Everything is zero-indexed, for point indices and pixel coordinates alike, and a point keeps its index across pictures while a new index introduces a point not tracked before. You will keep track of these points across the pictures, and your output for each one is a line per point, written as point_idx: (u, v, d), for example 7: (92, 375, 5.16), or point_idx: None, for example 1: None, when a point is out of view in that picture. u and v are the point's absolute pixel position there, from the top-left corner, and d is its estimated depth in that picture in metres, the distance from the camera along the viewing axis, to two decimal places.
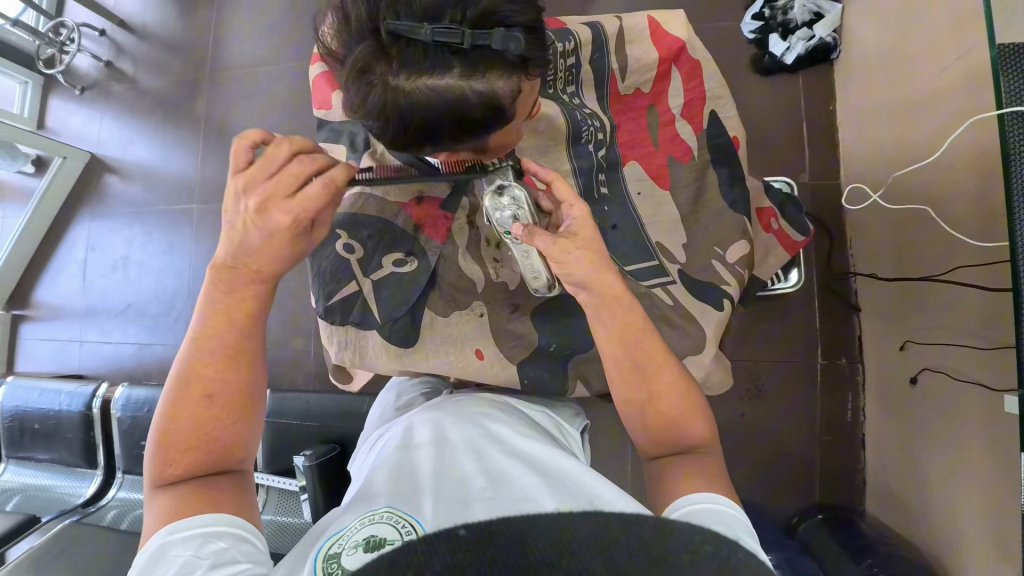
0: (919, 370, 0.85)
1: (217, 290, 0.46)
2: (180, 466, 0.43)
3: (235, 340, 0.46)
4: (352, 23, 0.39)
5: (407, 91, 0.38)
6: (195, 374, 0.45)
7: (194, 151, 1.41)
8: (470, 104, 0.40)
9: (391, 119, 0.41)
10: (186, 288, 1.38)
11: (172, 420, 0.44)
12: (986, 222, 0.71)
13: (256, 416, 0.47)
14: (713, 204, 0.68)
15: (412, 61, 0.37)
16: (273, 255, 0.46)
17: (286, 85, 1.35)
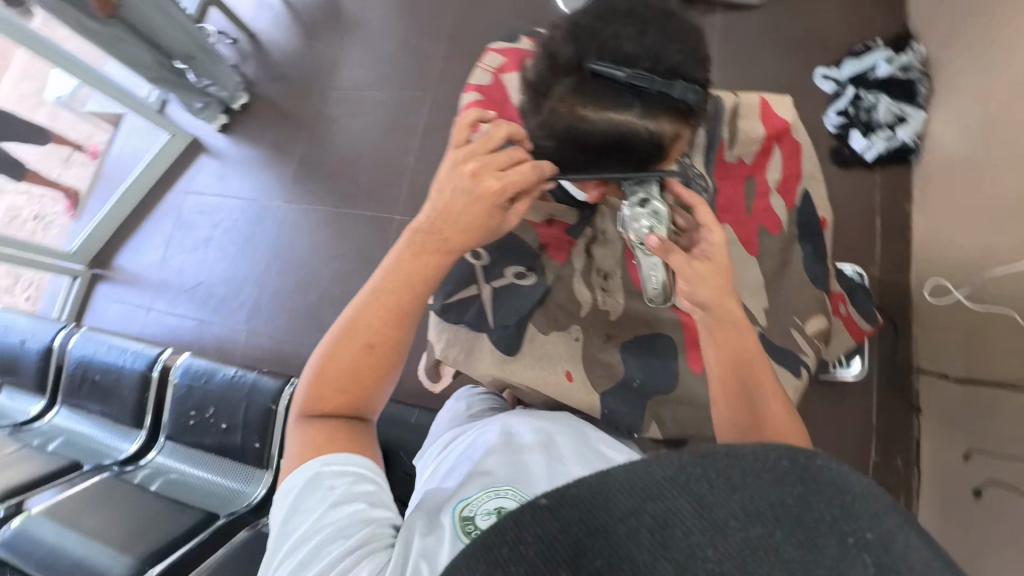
0: (984, 483, 0.83)
1: (406, 255, 0.48)
2: (329, 404, 0.46)
3: (399, 299, 0.47)
4: (553, 63, 0.45)
5: (589, 120, 0.44)
6: (363, 330, 0.46)
7: (290, 156, 1.53)
8: (637, 140, 0.45)
9: (564, 143, 0.46)
10: (255, 276, 1.46)
11: (329, 360, 0.46)
12: None
13: (393, 372, 0.47)
14: (797, 277, 0.71)
15: (603, 99, 0.43)
16: (465, 223, 0.46)
17: (387, 109, 1.47)
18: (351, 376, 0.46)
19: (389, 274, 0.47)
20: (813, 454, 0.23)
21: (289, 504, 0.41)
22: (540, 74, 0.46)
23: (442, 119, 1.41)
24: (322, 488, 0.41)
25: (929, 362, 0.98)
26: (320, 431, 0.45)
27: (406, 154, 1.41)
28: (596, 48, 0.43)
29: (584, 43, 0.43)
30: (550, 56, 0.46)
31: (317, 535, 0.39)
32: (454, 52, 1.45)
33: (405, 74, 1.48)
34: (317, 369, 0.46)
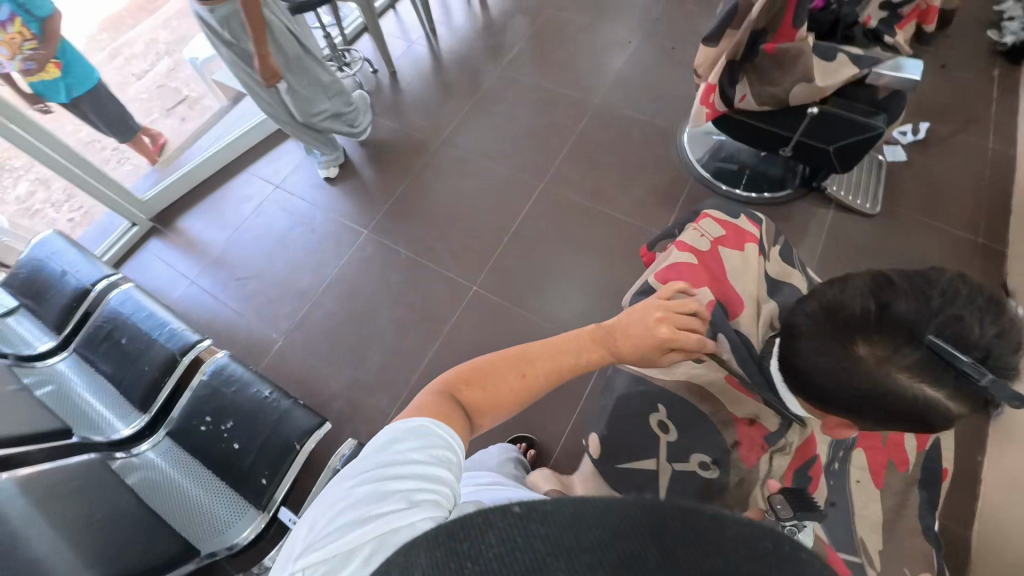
0: None
1: (579, 343, 0.53)
2: (470, 394, 0.49)
3: (559, 366, 0.52)
4: (882, 308, 0.42)
5: (903, 386, 0.42)
6: (529, 359, 0.52)
7: (388, 191, 1.55)
8: (935, 418, 0.43)
9: (853, 393, 0.44)
10: (311, 291, 1.43)
11: (489, 366, 0.51)
12: None
13: (523, 407, 0.52)
14: (912, 524, 0.68)
15: (930, 372, 0.41)
16: (632, 345, 0.52)
17: (497, 182, 1.51)
18: (499, 391, 0.50)
19: (562, 339, 0.54)
20: (800, 546, 0.23)
21: (395, 425, 0.42)
22: (860, 311, 0.42)
23: (546, 209, 1.44)
24: (423, 432, 0.42)
25: None
26: (453, 404, 0.47)
27: (502, 230, 1.43)
28: (940, 319, 0.41)
29: (931, 311, 0.41)
30: (879, 298, 0.43)
31: (405, 454, 0.39)
32: (575, 154, 1.52)
33: (523, 155, 1.54)
34: (474, 371, 0.51)
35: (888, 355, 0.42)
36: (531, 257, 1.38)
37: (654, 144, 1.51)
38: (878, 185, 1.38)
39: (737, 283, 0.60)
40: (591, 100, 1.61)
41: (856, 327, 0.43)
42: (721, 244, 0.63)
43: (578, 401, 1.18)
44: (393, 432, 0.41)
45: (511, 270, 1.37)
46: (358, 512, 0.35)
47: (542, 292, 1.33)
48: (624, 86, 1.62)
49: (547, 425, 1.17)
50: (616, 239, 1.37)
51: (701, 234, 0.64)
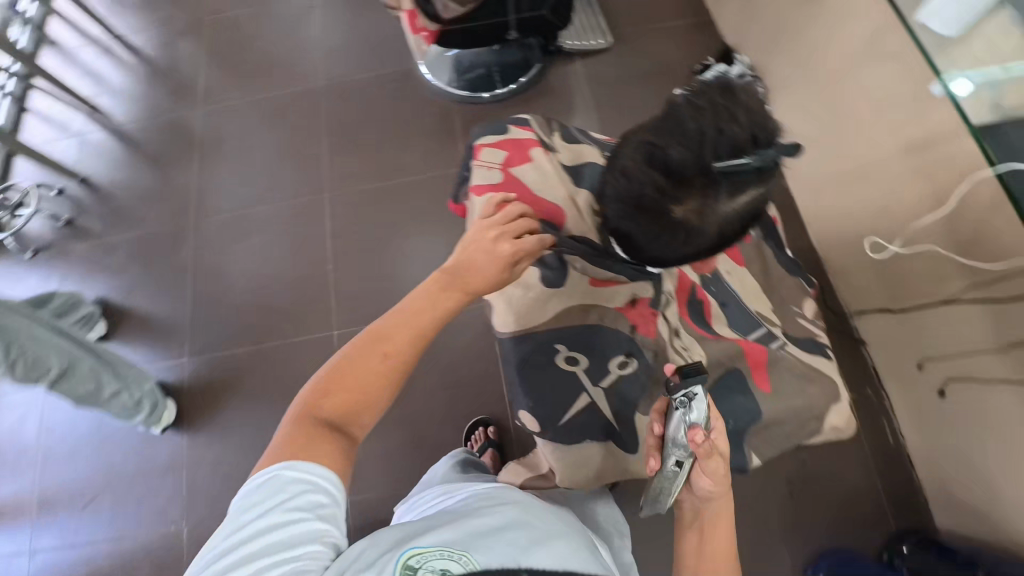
0: (945, 383, 0.98)
1: (431, 293, 0.54)
2: (332, 399, 0.50)
3: (414, 323, 0.52)
4: (667, 171, 0.40)
5: (722, 216, 0.42)
6: (381, 340, 0.52)
7: (182, 303, 1.29)
8: (757, 206, 0.44)
9: (696, 243, 0.44)
10: (181, 455, 1.19)
11: (350, 361, 0.51)
12: (970, 248, 0.88)
13: (392, 390, 0.52)
14: (778, 272, 0.79)
15: (736, 190, 0.40)
16: (480, 279, 0.53)
17: (286, 221, 1.34)
18: (361, 385, 0.51)
19: (415, 300, 0.54)
20: None
21: (276, 467, 0.47)
22: (652, 186, 0.40)
23: (352, 218, 1.32)
24: (301, 482, 0.46)
25: (854, 301, 1.17)
26: (313, 428, 0.49)
27: (326, 261, 1.29)
28: (713, 146, 0.39)
29: (698, 150, 0.39)
30: (658, 162, 0.40)
31: (286, 507, 0.44)
32: (340, 148, 1.38)
33: (292, 181, 1.37)
34: (334, 374, 0.51)
35: (699, 205, 0.41)
36: (370, 270, 1.27)
37: (405, 94, 1.43)
38: (600, 19, 1.47)
39: (548, 192, 0.61)
40: (319, 88, 1.45)
41: (666, 206, 0.41)
42: (510, 166, 0.62)
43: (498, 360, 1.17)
44: (275, 475, 0.46)
45: (361, 295, 1.26)
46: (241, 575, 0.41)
47: (403, 294, 1.25)
48: (338, 55, 1.48)
49: (488, 399, 1.16)
50: (432, 202, 1.32)
51: (488, 167, 0.62)
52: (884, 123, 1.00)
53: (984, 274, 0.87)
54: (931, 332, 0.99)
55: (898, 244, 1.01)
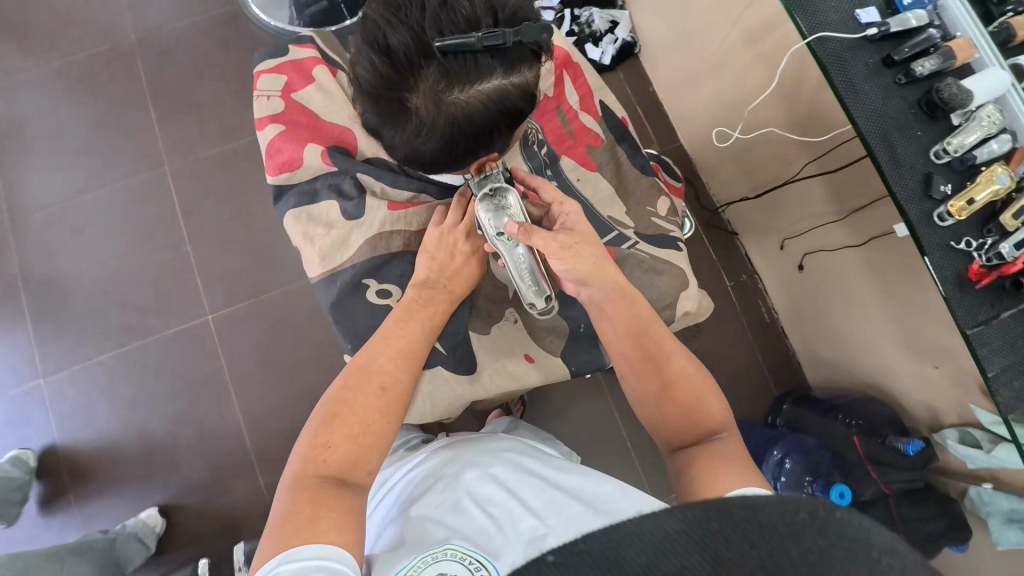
0: (803, 257, 1.07)
1: (418, 303, 0.65)
2: (337, 447, 0.55)
3: (409, 343, 0.63)
4: (390, 56, 0.42)
5: (463, 102, 0.43)
6: (377, 373, 0.60)
7: (16, 321, 1.11)
8: (514, 99, 0.45)
9: (452, 134, 0.45)
10: (59, 488, 1.06)
11: (347, 405, 0.57)
12: (808, 124, 0.92)
13: (392, 425, 0.59)
14: (632, 174, 0.78)
15: (461, 75, 0.41)
16: (463, 278, 0.68)
17: (126, 206, 1.17)
18: (363, 424, 0.56)
19: (402, 327, 0.63)
20: (830, 504, 0.27)
21: (280, 556, 0.45)
22: (378, 74, 0.42)
23: (206, 189, 1.18)
24: (307, 569, 0.44)
25: (724, 195, 1.22)
26: (321, 492, 0.50)
27: (185, 243, 1.16)
28: (431, 27, 0.40)
29: (419, 27, 0.41)
30: (382, 49, 0.42)
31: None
32: (174, 113, 1.21)
33: (125, 158, 1.19)
34: (323, 423, 0.56)
35: (430, 88, 0.42)
36: (239, 244, 1.16)
37: (238, 40, 1.25)
38: None
39: (333, 115, 0.75)
40: (133, 43, 1.24)
41: (401, 89, 0.43)
42: (291, 92, 0.76)
43: None
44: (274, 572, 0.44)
45: (233, 271, 1.15)
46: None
47: (280, 264, 1.15)
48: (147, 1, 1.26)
49: None
50: None
51: (269, 96, 0.75)
52: (726, 13, 1.00)
53: (821, 147, 0.92)
54: (787, 212, 1.07)
55: (738, 132, 1.08)
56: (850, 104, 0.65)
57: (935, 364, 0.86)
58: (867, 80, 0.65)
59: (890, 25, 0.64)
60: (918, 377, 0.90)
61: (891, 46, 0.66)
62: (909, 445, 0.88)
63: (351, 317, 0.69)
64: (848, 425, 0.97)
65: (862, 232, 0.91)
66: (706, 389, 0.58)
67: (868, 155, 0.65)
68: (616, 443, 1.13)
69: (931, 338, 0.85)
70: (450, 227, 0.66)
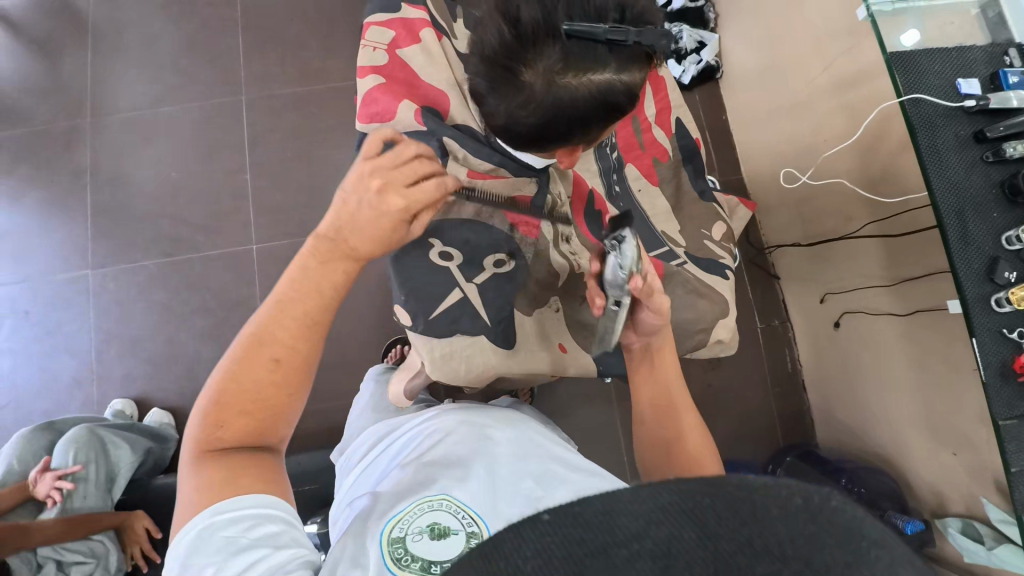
0: (841, 314, 1.06)
1: (313, 263, 0.49)
2: (231, 427, 0.47)
3: (303, 310, 0.48)
4: (515, 24, 0.42)
5: (573, 88, 0.44)
6: (267, 344, 0.47)
7: (78, 212, 1.17)
8: (619, 95, 0.47)
9: (556, 117, 0.47)
10: (85, 374, 1.12)
11: (234, 380, 0.47)
12: (879, 185, 0.91)
13: (300, 394, 0.50)
14: (692, 195, 0.78)
15: (580, 60, 0.43)
16: (378, 238, 0.50)
17: (198, 124, 1.22)
18: (258, 399, 0.47)
19: (292, 293, 0.48)
20: (831, 493, 0.25)
21: (209, 514, 0.43)
22: (500, 40, 0.43)
23: (276, 124, 1.22)
24: (240, 516, 0.43)
25: (774, 237, 1.21)
26: (217, 471, 0.45)
27: (245, 172, 1.20)
28: (567, 11, 0.41)
29: (551, 6, 0.41)
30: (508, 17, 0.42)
31: (240, 544, 0.41)
32: (262, 47, 1.25)
33: (206, 80, 1.23)
34: (216, 403, 0.47)
35: (544, 66, 0.43)
36: (295, 182, 1.20)
37: None
38: None
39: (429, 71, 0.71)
40: None
41: (518, 63, 0.44)
42: (397, 48, 0.71)
43: None
44: (208, 523, 0.42)
45: (284, 208, 1.19)
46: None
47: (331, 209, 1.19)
48: None
49: None
50: None
51: (375, 48, 0.71)
52: (820, 55, 0.99)
53: (887, 210, 0.90)
54: (834, 267, 1.05)
55: (808, 176, 1.06)
56: (929, 171, 0.64)
57: (954, 450, 0.85)
58: (953, 150, 0.64)
59: (990, 100, 0.63)
60: (933, 458, 0.89)
61: (984, 122, 0.65)
62: (908, 524, 0.86)
63: (415, 272, 0.64)
64: (848, 489, 0.96)
65: (907, 303, 0.90)
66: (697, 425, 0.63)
67: (938, 226, 0.64)
68: (612, 454, 1.14)
69: (956, 421, 0.84)
70: (359, 175, 0.50)
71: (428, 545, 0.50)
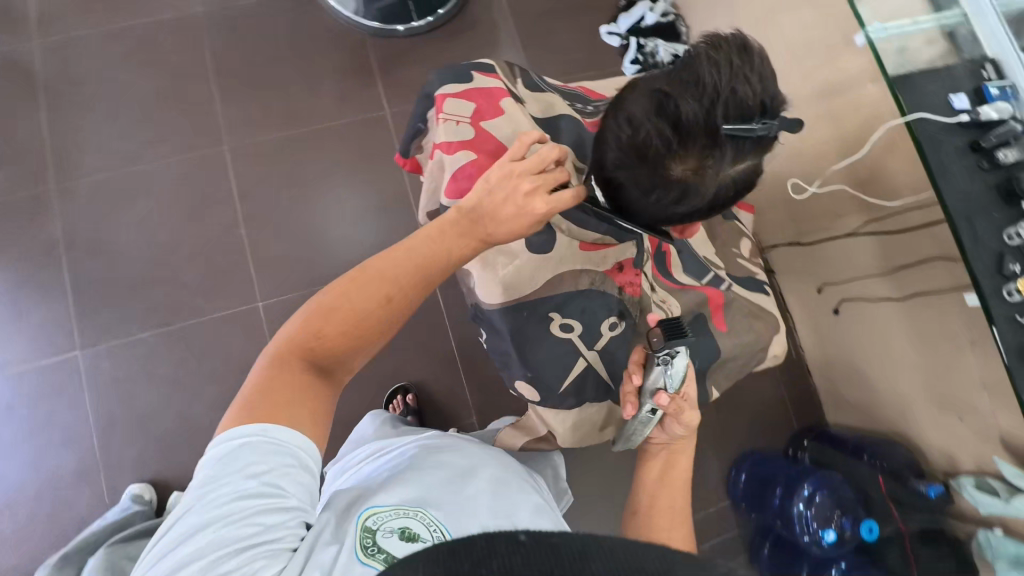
0: (839, 302, 1.15)
1: (451, 230, 0.56)
2: (322, 345, 0.53)
3: (425, 269, 0.56)
4: (674, 117, 0.46)
5: (720, 177, 0.49)
6: (388, 283, 0.54)
7: (55, 288, 1.07)
8: (749, 177, 0.52)
9: (696, 201, 0.51)
10: (89, 464, 1.03)
11: (346, 305, 0.53)
12: (868, 185, 0.99)
13: (381, 331, 0.56)
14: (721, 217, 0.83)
15: (731, 153, 0.47)
16: (507, 229, 0.55)
17: (180, 180, 1.14)
18: (355, 323, 0.54)
19: (425, 245, 0.56)
20: None
21: (255, 429, 0.46)
22: (655, 130, 0.47)
23: (266, 172, 1.17)
24: (282, 450, 0.46)
25: (767, 237, 1.29)
26: (290, 378, 0.50)
27: (239, 225, 1.14)
28: (723, 106, 0.45)
29: (709, 107, 0.45)
30: (666, 109, 0.47)
31: (269, 477, 0.45)
32: (239, 93, 1.20)
33: (183, 132, 1.17)
34: (322, 310, 0.53)
35: (697, 160, 0.47)
36: (294, 229, 1.15)
37: (309, 24, 1.26)
38: None
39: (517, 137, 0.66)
40: (201, 15, 1.23)
41: (671, 157, 0.47)
42: (481, 120, 0.65)
43: (448, 313, 1.18)
44: (247, 442, 0.45)
45: (286, 258, 1.14)
46: (201, 544, 0.42)
47: (336, 254, 1.15)
48: None
49: (443, 353, 1.17)
50: (359, 150, 1.21)
51: (457, 121, 0.65)
52: (796, 67, 1.07)
53: (878, 207, 0.98)
54: (830, 261, 1.14)
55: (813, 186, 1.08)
56: (938, 181, 0.71)
57: (958, 416, 0.95)
58: (954, 160, 0.72)
59: (981, 113, 0.71)
60: (939, 424, 0.99)
61: (977, 133, 0.73)
62: (930, 489, 0.96)
63: (535, 349, 0.65)
64: (871, 463, 1.07)
65: (905, 288, 0.99)
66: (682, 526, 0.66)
67: (952, 229, 0.71)
68: None
69: (958, 391, 0.94)
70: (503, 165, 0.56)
71: (396, 545, 0.48)
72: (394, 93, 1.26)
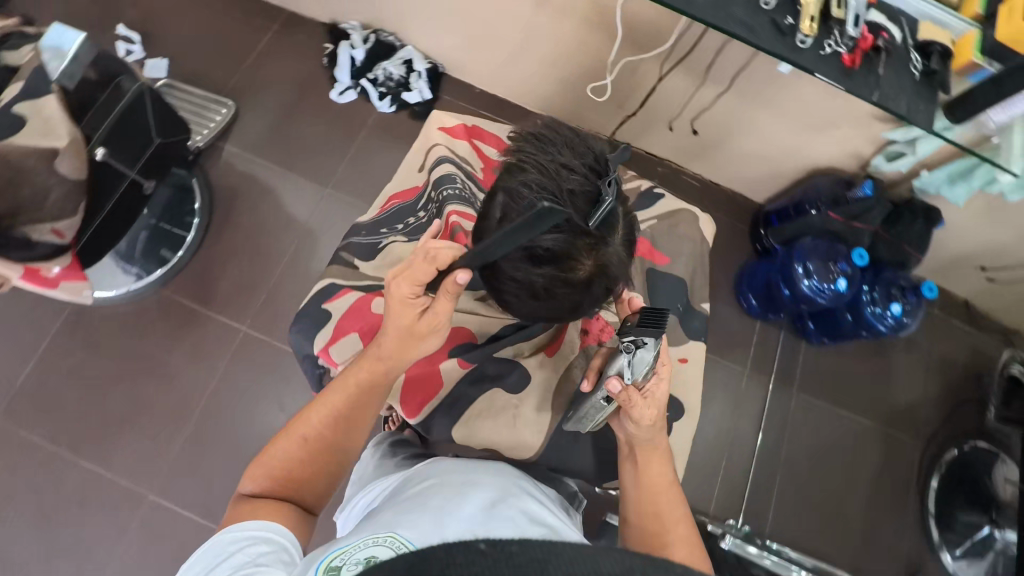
0: (692, 125, 1.22)
1: (361, 366, 0.63)
2: (267, 478, 0.59)
3: (337, 401, 0.62)
4: (552, 256, 0.50)
5: (613, 252, 0.53)
6: (307, 424, 0.62)
7: None
8: (632, 226, 0.57)
9: (610, 278, 0.55)
10: None
11: (283, 445, 0.61)
12: (635, 37, 1.03)
13: (321, 460, 0.61)
14: None
15: (606, 232, 0.51)
16: (393, 344, 0.61)
17: (140, 561, 1.01)
18: (290, 455, 0.60)
19: (337, 387, 0.63)
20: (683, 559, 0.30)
21: (222, 533, 0.52)
22: (551, 275, 0.51)
23: (208, 477, 1.06)
24: (246, 535, 0.51)
25: (600, 127, 1.33)
26: (250, 507, 0.56)
27: None
28: (574, 207, 0.50)
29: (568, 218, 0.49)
30: (541, 256, 0.50)
31: (236, 551, 0.49)
32: (110, 443, 1.06)
33: (101, 527, 1.02)
34: (267, 455, 0.61)
35: (591, 255, 0.51)
36: None
37: (102, 330, 1.12)
38: (200, 91, 1.28)
39: None
40: (1, 424, 1.05)
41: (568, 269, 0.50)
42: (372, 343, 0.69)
43: None
44: (223, 536, 0.51)
45: None
46: None
47: None
48: None
49: None
50: (255, 380, 1.12)
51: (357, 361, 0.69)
52: None
53: (656, 44, 1.03)
54: (659, 105, 1.20)
55: (610, 76, 1.14)
56: (690, 12, 0.75)
57: (837, 126, 1.05)
58: None
59: None
60: (829, 142, 1.10)
61: None
62: (865, 188, 1.09)
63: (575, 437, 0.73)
64: (818, 212, 1.15)
65: (727, 80, 1.06)
66: (682, 524, 0.61)
67: (730, 34, 0.76)
68: None
69: (821, 113, 1.04)
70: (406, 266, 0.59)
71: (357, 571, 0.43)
72: (232, 309, 1.16)
